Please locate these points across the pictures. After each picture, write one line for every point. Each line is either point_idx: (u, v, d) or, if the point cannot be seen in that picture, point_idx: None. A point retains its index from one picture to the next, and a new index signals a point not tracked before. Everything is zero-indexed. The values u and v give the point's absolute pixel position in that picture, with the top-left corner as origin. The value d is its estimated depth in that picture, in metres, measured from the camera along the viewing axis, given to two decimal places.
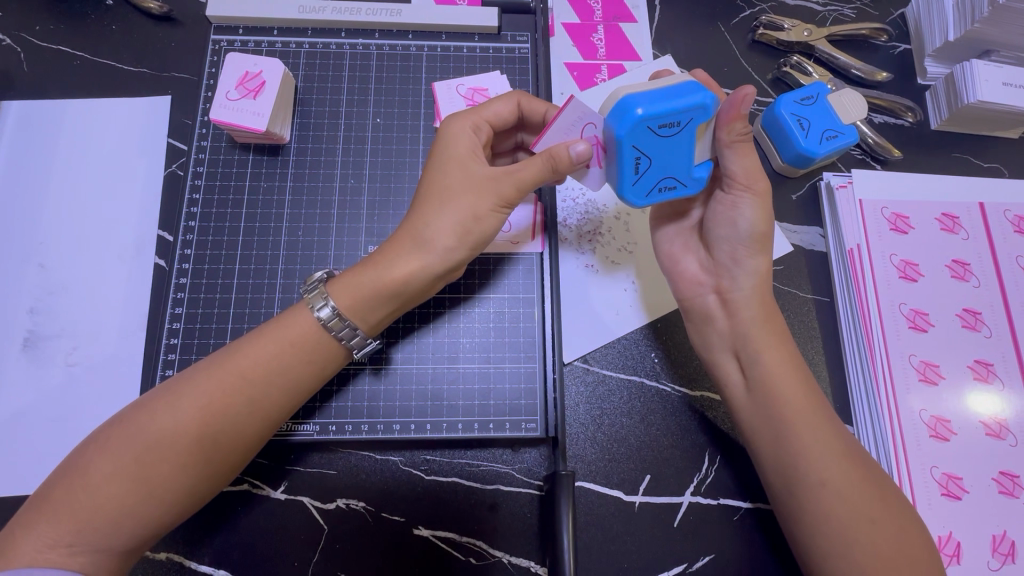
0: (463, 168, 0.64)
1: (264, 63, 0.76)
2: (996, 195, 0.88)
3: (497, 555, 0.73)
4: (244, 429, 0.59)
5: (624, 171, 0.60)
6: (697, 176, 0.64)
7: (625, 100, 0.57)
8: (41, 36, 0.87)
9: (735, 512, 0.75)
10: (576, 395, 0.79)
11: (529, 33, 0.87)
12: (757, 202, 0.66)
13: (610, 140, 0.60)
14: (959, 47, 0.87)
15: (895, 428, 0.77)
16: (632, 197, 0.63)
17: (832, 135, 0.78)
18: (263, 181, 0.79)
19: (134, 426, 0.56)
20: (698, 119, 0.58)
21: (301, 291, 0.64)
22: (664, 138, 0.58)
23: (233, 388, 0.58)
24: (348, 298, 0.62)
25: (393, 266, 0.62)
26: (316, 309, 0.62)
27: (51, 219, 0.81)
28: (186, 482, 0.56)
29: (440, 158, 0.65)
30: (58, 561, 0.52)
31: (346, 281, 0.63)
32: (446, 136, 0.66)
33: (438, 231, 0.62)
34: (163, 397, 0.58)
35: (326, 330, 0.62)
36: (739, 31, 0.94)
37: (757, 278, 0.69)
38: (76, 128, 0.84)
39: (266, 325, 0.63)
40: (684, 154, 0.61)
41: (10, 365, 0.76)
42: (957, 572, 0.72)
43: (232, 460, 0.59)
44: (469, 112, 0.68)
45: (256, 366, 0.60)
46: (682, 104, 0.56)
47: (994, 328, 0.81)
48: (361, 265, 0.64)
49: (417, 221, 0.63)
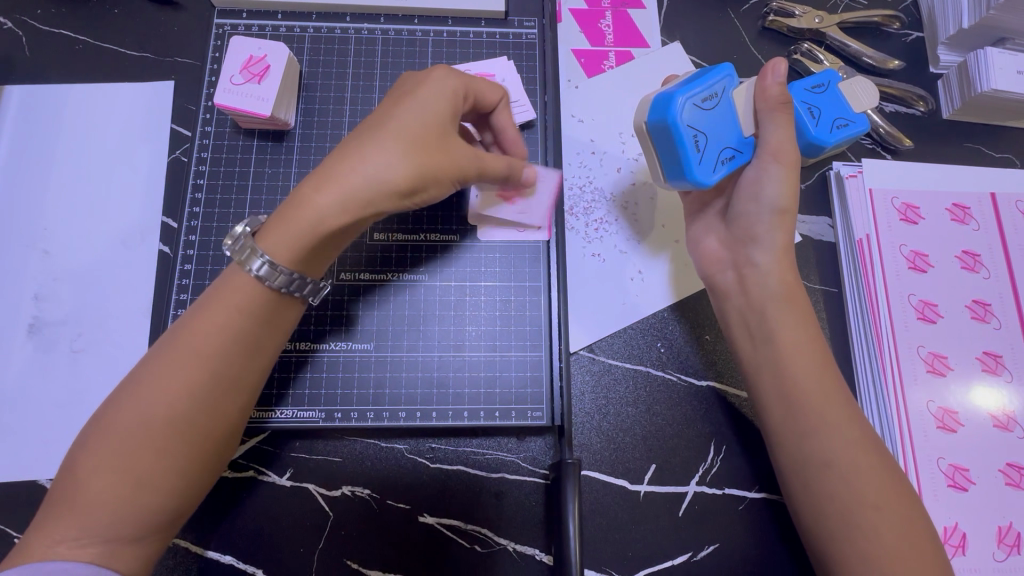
0: (433, 120, 0.61)
1: (269, 47, 0.75)
2: (1008, 186, 0.87)
3: (502, 542, 0.73)
4: (217, 402, 0.58)
5: (689, 150, 0.62)
6: (747, 141, 0.67)
7: (664, 93, 0.63)
8: (43, 20, 0.86)
9: (740, 503, 0.75)
10: (582, 385, 0.78)
11: (536, 19, 0.85)
12: (784, 173, 0.65)
13: (660, 134, 0.64)
14: (973, 34, 0.86)
15: (901, 419, 0.76)
16: (703, 178, 0.64)
17: (842, 124, 0.75)
18: (267, 168, 0.78)
19: (108, 422, 0.55)
20: (727, 88, 0.65)
21: (227, 249, 0.60)
22: (707, 113, 0.64)
23: (189, 364, 0.57)
24: (280, 244, 0.59)
25: (326, 213, 0.59)
26: (253, 268, 0.59)
27: (54, 205, 0.81)
28: (178, 465, 0.56)
29: (412, 102, 0.62)
30: (69, 554, 0.51)
31: (280, 227, 0.60)
32: (425, 83, 0.62)
33: (391, 177, 0.59)
34: (132, 390, 0.57)
35: (271, 288, 0.60)
36: (749, 18, 0.92)
37: (777, 254, 0.68)
38: (79, 113, 0.84)
39: (209, 296, 0.61)
40: (728, 122, 0.66)
41: (15, 350, 0.76)
42: (962, 563, 0.72)
43: (212, 436, 0.58)
44: (463, 74, 0.65)
45: (207, 338, 0.58)
46: (710, 79, 0.64)
47: (1003, 319, 0.81)
48: (287, 212, 0.60)
49: (369, 163, 0.59)
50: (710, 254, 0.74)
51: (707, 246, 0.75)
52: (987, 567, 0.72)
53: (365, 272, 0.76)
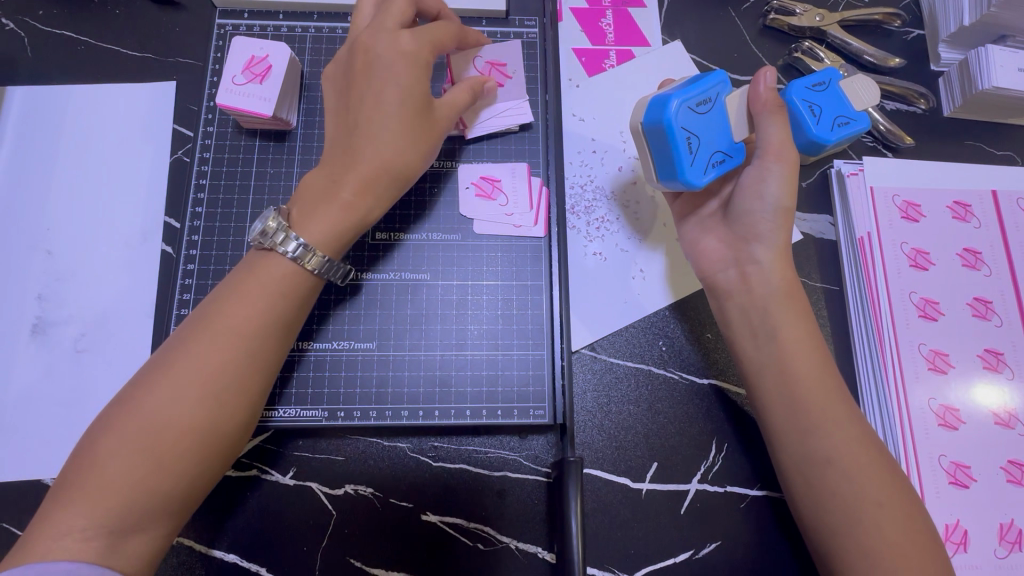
0: (416, 92, 0.65)
1: (270, 47, 0.75)
2: (1009, 183, 0.87)
3: (505, 540, 0.73)
4: (246, 381, 0.59)
5: (681, 151, 0.63)
6: (739, 145, 0.67)
7: (660, 95, 0.63)
8: (44, 21, 0.86)
9: (742, 500, 0.75)
10: (584, 383, 0.78)
11: (537, 17, 0.86)
12: (786, 173, 0.65)
13: (654, 135, 0.64)
14: (974, 32, 0.86)
15: (902, 416, 0.76)
16: (692, 179, 0.64)
17: (843, 121, 0.75)
18: (269, 167, 0.78)
19: (135, 402, 0.56)
20: (721, 94, 0.65)
21: (254, 241, 0.61)
22: (702, 116, 0.64)
23: (226, 344, 0.58)
24: (324, 234, 0.63)
25: (365, 198, 0.64)
26: (289, 252, 0.61)
27: (57, 206, 0.81)
28: (204, 443, 0.56)
29: (395, 80, 0.65)
30: (73, 548, 0.51)
31: (315, 219, 0.62)
32: (396, 53, 0.65)
33: (411, 162, 0.66)
34: (161, 369, 0.57)
35: (305, 270, 0.62)
36: (750, 17, 0.92)
37: (778, 253, 0.69)
38: (81, 114, 0.84)
39: (241, 278, 0.62)
40: (721, 127, 0.65)
41: (19, 350, 0.77)
42: (963, 560, 0.72)
43: (241, 417, 0.59)
44: (421, 32, 0.68)
45: (245, 320, 0.59)
46: (705, 83, 0.64)
47: (1005, 316, 0.81)
48: (320, 199, 0.63)
49: (388, 150, 0.64)
50: (709, 254, 0.74)
51: (705, 246, 0.74)
52: (989, 564, 0.72)
53: (365, 271, 0.76)
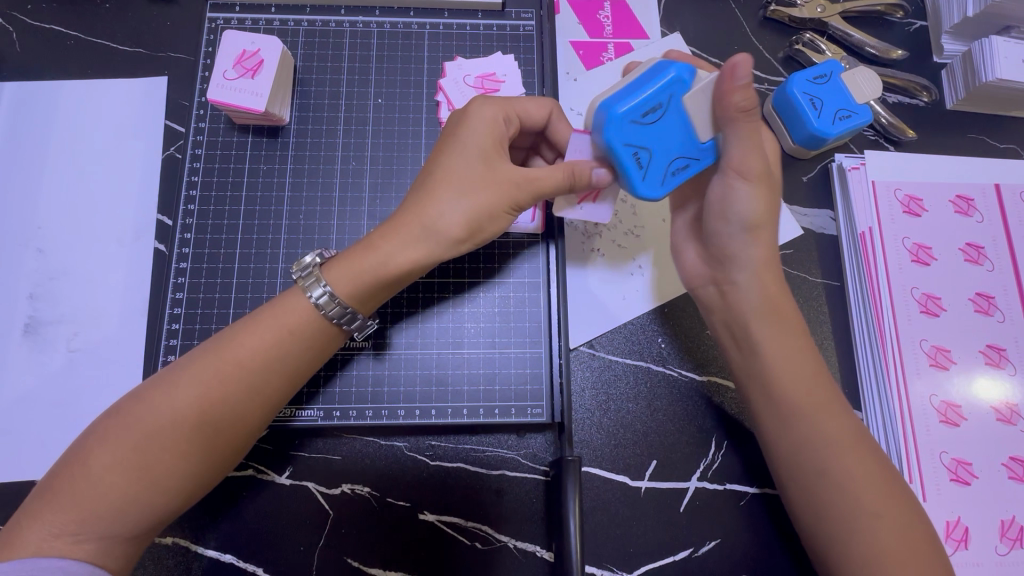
0: (482, 158, 0.62)
1: (261, 41, 0.74)
2: (1012, 177, 0.86)
3: (503, 540, 0.73)
4: (245, 414, 0.58)
5: (627, 168, 0.59)
6: (706, 148, 0.60)
7: (601, 105, 0.58)
8: (33, 15, 0.84)
9: (741, 498, 0.74)
10: (582, 380, 0.78)
11: (534, 10, 0.84)
12: (754, 189, 0.62)
13: (602, 147, 0.60)
14: (977, 23, 0.85)
15: (904, 412, 0.76)
16: (645, 193, 0.60)
17: (844, 115, 0.75)
18: (262, 164, 0.77)
19: (128, 415, 0.55)
20: (679, 92, 0.57)
21: (294, 275, 0.62)
22: (649, 125, 0.58)
23: (231, 376, 0.57)
24: (350, 284, 0.61)
25: (395, 253, 0.61)
26: (312, 295, 0.61)
27: (48, 204, 0.80)
28: (192, 469, 0.55)
29: (457, 145, 0.63)
30: (63, 549, 0.51)
31: (342, 265, 0.62)
32: (471, 121, 0.64)
33: (449, 223, 0.61)
34: (162, 386, 0.56)
35: (325, 317, 0.61)
36: (750, 8, 0.91)
37: (756, 269, 0.67)
38: (72, 110, 0.83)
39: (260, 312, 0.61)
40: (680, 129, 0.59)
41: (12, 349, 0.76)
42: (964, 557, 0.72)
43: (234, 446, 0.58)
44: (500, 100, 0.66)
45: (254, 355, 0.58)
46: (657, 86, 0.56)
47: (1007, 312, 0.80)
48: (358, 248, 0.63)
49: (431, 208, 0.61)
50: (691, 268, 0.74)
51: (686, 258, 0.74)
52: (990, 561, 0.72)
53: None
